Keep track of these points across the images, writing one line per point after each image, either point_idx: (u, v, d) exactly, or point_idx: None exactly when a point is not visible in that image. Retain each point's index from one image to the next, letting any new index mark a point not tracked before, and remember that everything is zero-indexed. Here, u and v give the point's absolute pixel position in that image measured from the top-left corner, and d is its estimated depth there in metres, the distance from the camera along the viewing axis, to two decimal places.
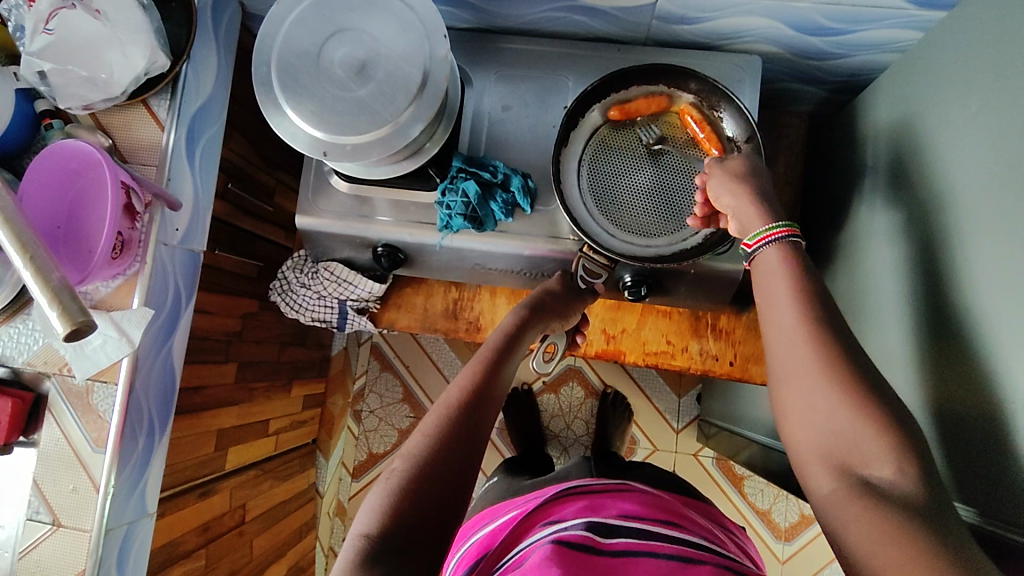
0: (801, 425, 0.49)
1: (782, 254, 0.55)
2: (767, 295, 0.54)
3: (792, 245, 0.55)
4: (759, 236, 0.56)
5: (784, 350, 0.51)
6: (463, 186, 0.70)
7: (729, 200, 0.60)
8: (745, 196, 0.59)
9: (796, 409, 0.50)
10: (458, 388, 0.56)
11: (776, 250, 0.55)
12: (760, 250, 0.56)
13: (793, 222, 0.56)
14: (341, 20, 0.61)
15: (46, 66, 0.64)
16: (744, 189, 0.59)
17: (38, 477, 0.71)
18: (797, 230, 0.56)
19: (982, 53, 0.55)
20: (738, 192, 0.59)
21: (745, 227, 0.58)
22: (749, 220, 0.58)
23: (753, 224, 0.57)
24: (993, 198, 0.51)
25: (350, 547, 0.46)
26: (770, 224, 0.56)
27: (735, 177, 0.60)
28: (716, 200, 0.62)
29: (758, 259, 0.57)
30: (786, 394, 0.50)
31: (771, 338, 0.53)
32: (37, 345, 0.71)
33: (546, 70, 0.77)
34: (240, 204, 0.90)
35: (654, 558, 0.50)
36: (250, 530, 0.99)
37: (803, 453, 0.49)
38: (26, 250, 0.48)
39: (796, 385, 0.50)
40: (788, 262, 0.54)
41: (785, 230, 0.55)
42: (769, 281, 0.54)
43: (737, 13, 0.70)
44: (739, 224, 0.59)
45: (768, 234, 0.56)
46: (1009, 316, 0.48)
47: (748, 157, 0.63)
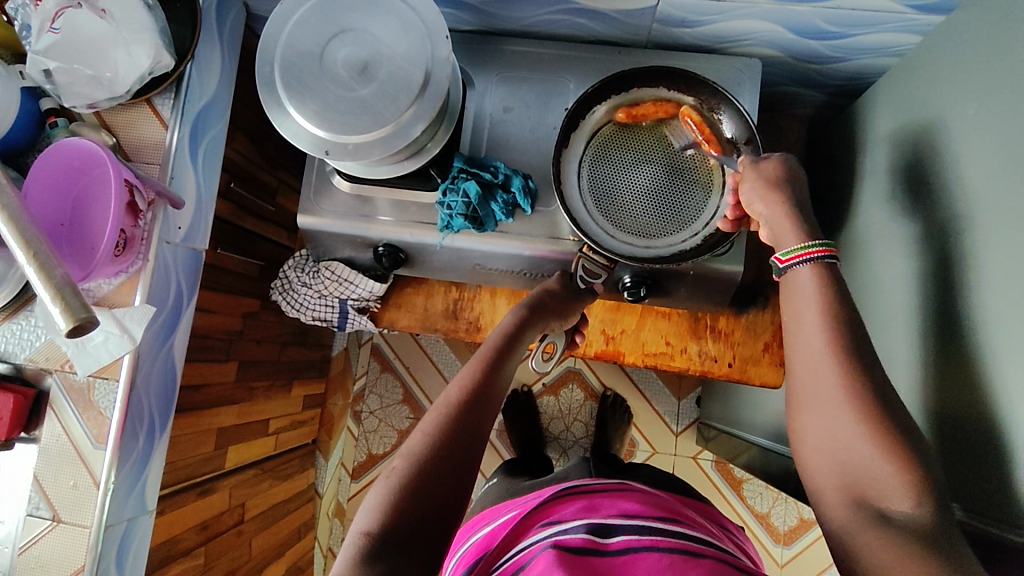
0: (817, 444, 0.50)
1: (817, 276, 0.53)
2: (797, 311, 0.54)
3: (828, 266, 0.54)
4: (792, 254, 0.55)
5: (808, 370, 0.51)
6: (464, 186, 0.70)
7: (762, 208, 0.59)
8: (778, 206, 0.58)
9: (816, 425, 0.50)
10: (458, 387, 0.56)
11: (810, 271, 0.54)
12: (792, 268, 0.55)
13: (830, 241, 0.54)
14: (344, 21, 0.61)
15: (51, 65, 0.65)
16: (778, 199, 0.58)
17: (39, 473, 0.71)
18: (835, 250, 0.54)
19: (980, 57, 0.56)
20: (772, 202, 0.58)
21: (779, 241, 0.57)
22: (783, 234, 0.57)
23: (787, 239, 0.56)
24: (990, 200, 0.51)
25: (351, 545, 0.46)
26: (805, 242, 0.55)
27: (770, 184, 0.59)
28: (750, 207, 0.61)
29: (790, 276, 0.56)
30: (806, 415, 0.51)
31: (795, 357, 0.53)
32: (39, 341, 0.71)
33: (547, 72, 0.78)
34: (242, 204, 0.91)
35: (656, 551, 0.50)
36: (249, 529, 0.99)
37: (820, 473, 0.50)
38: (30, 247, 0.49)
39: (817, 403, 0.50)
40: (822, 283, 0.53)
41: (820, 250, 0.54)
42: (800, 300, 0.54)
43: (737, 17, 0.70)
44: (771, 231, 0.58)
45: (802, 253, 0.54)
46: (1007, 317, 0.48)
47: (784, 160, 0.61)
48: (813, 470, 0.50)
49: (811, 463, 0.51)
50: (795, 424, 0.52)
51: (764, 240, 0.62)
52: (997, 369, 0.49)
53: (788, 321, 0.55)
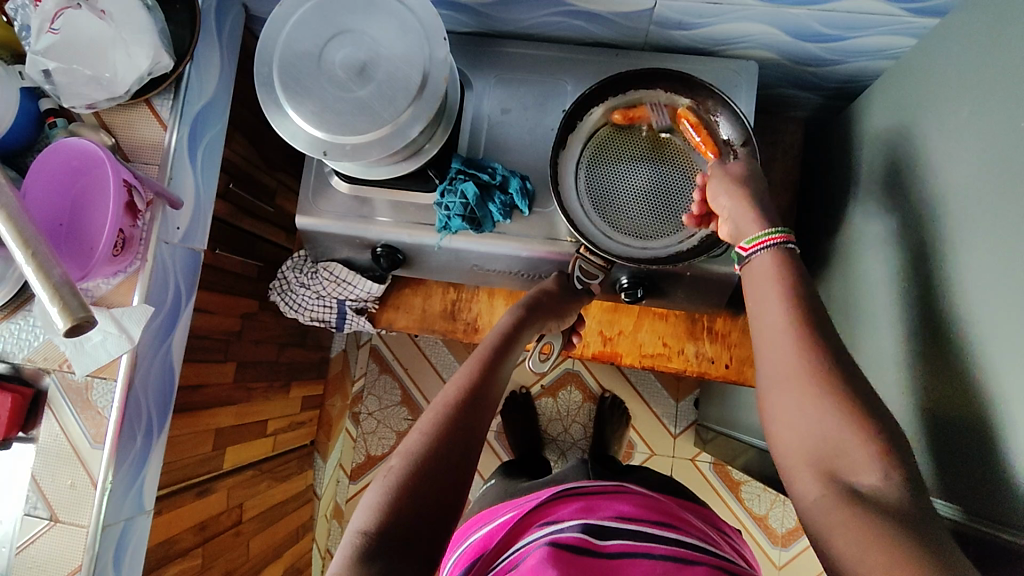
0: (788, 434, 0.49)
1: (776, 261, 0.55)
2: (757, 295, 0.54)
3: (786, 252, 0.55)
4: (755, 241, 0.56)
5: (772, 352, 0.51)
6: (462, 187, 0.71)
7: (726, 201, 0.60)
8: (740, 197, 0.59)
9: (780, 409, 0.50)
10: (455, 387, 0.57)
11: (770, 256, 0.55)
12: (755, 255, 0.56)
13: (788, 229, 0.56)
14: (343, 22, 0.61)
15: (51, 65, 0.65)
16: (741, 192, 0.60)
17: (36, 472, 0.71)
18: (792, 236, 0.56)
19: (974, 59, 0.56)
20: (735, 195, 0.60)
21: (741, 231, 0.59)
22: (744, 223, 0.58)
23: (748, 228, 0.58)
24: (983, 201, 0.52)
25: (349, 543, 0.46)
26: (765, 230, 0.57)
27: (735, 180, 0.61)
28: (714, 201, 0.62)
29: (751, 264, 0.57)
30: (773, 396, 0.51)
31: (759, 342, 0.53)
32: (37, 341, 0.71)
33: (545, 74, 0.78)
34: (241, 205, 0.91)
35: (649, 559, 0.51)
36: (247, 530, 0.99)
37: (791, 454, 0.49)
38: (28, 246, 0.49)
39: (783, 386, 0.50)
40: (780, 267, 0.54)
41: (780, 236, 0.56)
42: (759, 285, 0.55)
43: (733, 20, 0.70)
44: (734, 225, 0.60)
45: (763, 239, 0.56)
46: (998, 317, 0.48)
47: (749, 162, 0.63)
48: (783, 453, 0.49)
49: (783, 451, 0.49)
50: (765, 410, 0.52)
51: (724, 237, 0.63)
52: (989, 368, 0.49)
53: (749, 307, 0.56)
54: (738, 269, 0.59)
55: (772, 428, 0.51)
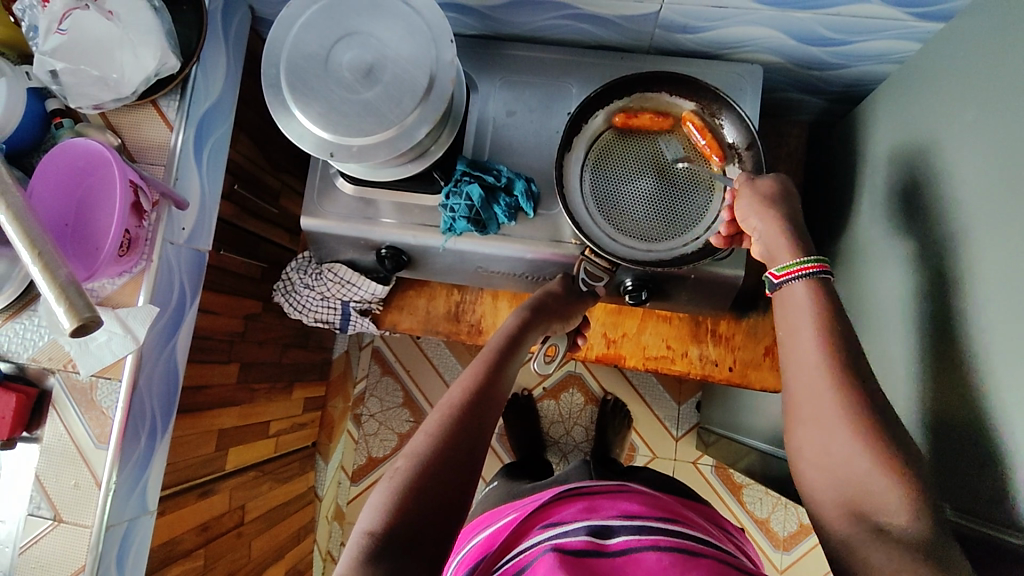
0: (812, 440, 0.50)
1: (811, 290, 0.54)
2: (790, 309, 0.55)
3: (822, 281, 0.55)
4: (787, 269, 0.56)
5: (801, 383, 0.52)
6: (467, 190, 0.71)
7: (757, 224, 0.60)
8: (772, 224, 0.59)
9: (806, 420, 0.51)
10: (460, 388, 0.57)
11: (804, 286, 0.55)
12: (787, 283, 0.56)
13: (822, 257, 0.56)
14: (350, 24, 0.62)
15: (58, 66, 0.65)
16: (773, 217, 0.59)
17: (40, 472, 0.71)
18: (827, 265, 0.56)
19: (980, 64, 0.56)
20: (767, 220, 0.59)
21: (775, 258, 0.58)
22: (778, 251, 0.58)
23: (782, 255, 0.57)
24: (988, 206, 0.52)
25: (355, 544, 0.46)
26: (799, 258, 0.56)
27: (764, 203, 0.60)
28: (744, 221, 0.62)
29: (784, 291, 0.56)
30: (797, 422, 0.51)
31: (790, 372, 0.54)
32: (42, 341, 0.71)
33: (551, 77, 0.78)
34: (246, 206, 0.91)
35: (655, 551, 0.51)
36: (249, 531, 0.99)
37: (811, 481, 0.49)
38: (35, 247, 0.49)
39: (811, 418, 0.50)
40: (817, 298, 0.54)
41: (815, 265, 0.55)
42: (795, 314, 0.54)
43: (738, 24, 0.71)
44: (765, 247, 0.59)
45: (798, 268, 0.55)
46: (1003, 320, 0.49)
47: (779, 178, 0.62)
48: (806, 483, 0.50)
49: (809, 457, 0.50)
50: (789, 434, 0.52)
51: (755, 257, 0.62)
52: (995, 371, 0.49)
53: (779, 320, 0.57)
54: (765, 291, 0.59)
55: (795, 453, 0.51)
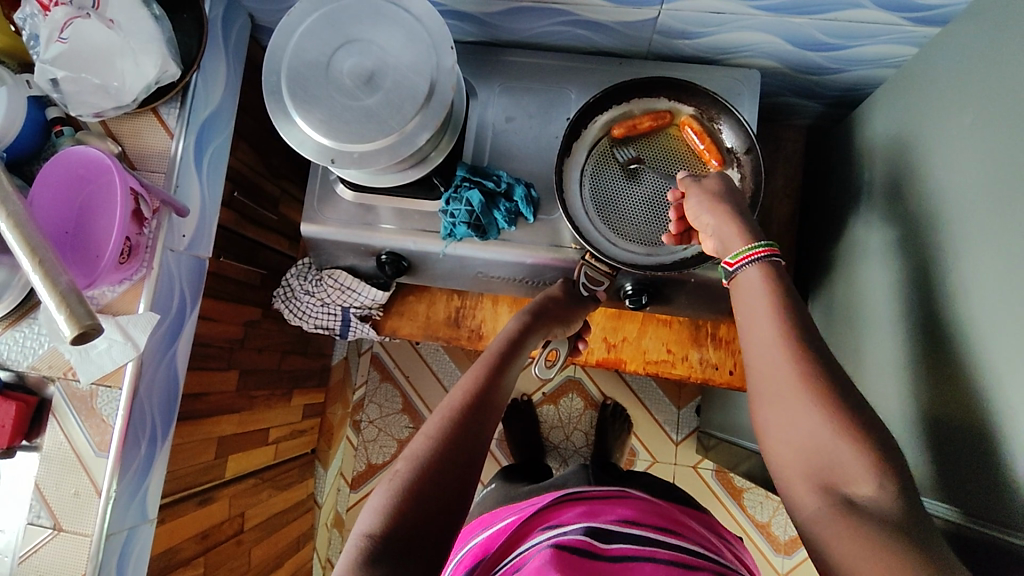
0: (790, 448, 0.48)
1: (763, 274, 0.55)
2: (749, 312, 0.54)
3: (772, 265, 0.55)
4: (741, 255, 0.56)
5: (761, 365, 0.51)
6: (467, 196, 0.71)
7: (707, 219, 0.60)
8: (723, 214, 0.59)
9: (776, 425, 0.49)
10: (460, 393, 0.57)
11: (758, 270, 0.55)
12: (741, 270, 0.56)
13: (773, 242, 0.56)
14: (351, 32, 0.62)
15: (59, 74, 0.65)
16: (722, 208, 0.60)
17: (40, 480, 0.71)
18: (777, 250, 0.56)
19: (976, 68, 0.57)
20: (716, 210, 0.60)
21: (727, 247, 0.58)
22: (729, 239, 0.58)
23: (734, 242, 0.57)
24: (985, 208, 0.52)
25: (352, 547, 0.46)
26: (750, 244, 0.56)
27: (713, 196, 0.61)
28: (696, 219, 0.62)
29: (737, 278, 0.56)
30: (766, 406, 0.51)
31: (750, 357, 0.53)
32: (42, 348, 0.71)
33: (549, 83, 0.78)
34: (246, 212, 0.91)
35: (653, 562, 0.51)
36: (249, 539, 0.99)
37: (789, 469, 0.48)
38: (36, 254, 0.48)
39: (776, 393, 0.49)
40: (769, 281, 0.54)
41: (764, 250, 0.56)
42: (751, 298, 0.54)
43: (736, 29, 0.71)
44: (718, 241, 0.60)
45: (748, 254, 0.56)
46: (999, 322, 0.49)
47: (723, 176, 0.64)
48: (782, 467, 0.49)
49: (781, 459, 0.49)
50: (755, 415, 0.52)
51: (711, 252, 0.63)
52: (988, 374, 0.50)
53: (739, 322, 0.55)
54: (724, 282, 0.59)
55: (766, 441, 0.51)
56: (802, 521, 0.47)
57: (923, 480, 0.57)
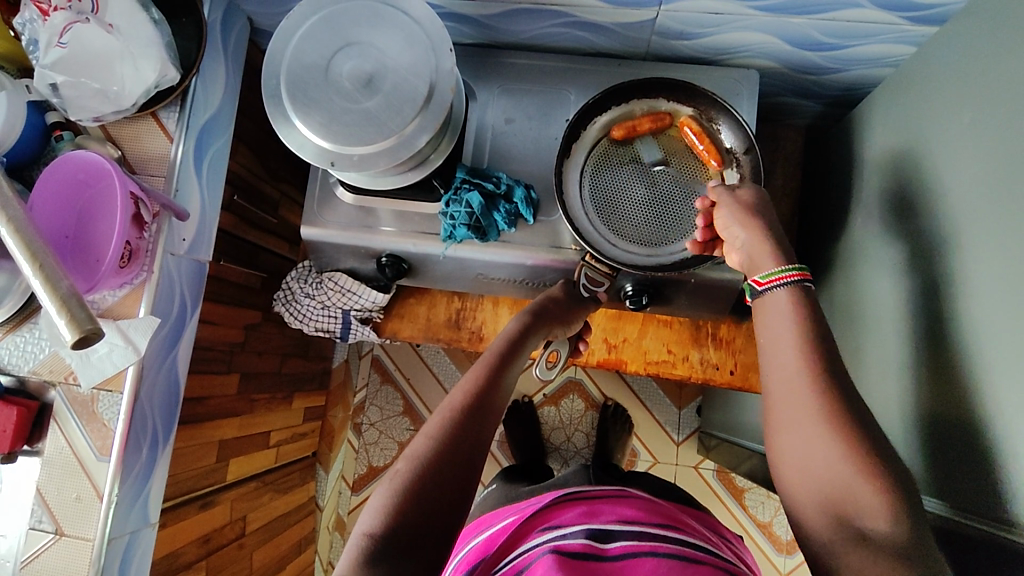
0: (797, 455, 0.49)
1: (793, 299, 0.55)
2: (774, 336, 0.54)
3: (803, 290, 0.55)
4: (771, 276, 0.56)
5: (781, 387, 0.52)
6: (467, 197, 0.72)
7: (738, 231, 0.60)
8: (756, 231, 0.59)
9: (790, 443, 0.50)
10: (460, 393, 0.57)
11: (787, 294, 0.55)
12: (769, 291, 0.56)
13: (804, 266, 0.56)
14: (350, 34, 0.62)
15: (59, 79, 0.65)
16: (754, 224, 0.60)
17: (42, 485, 0.71)
18: (808, 274, 0.56)
19: (973, 67, 0.57)
20: (748, 226, 0.60)
21: (756, 266, 0.59)
22: (761, 257, 0.58)
23: (766, 262, 0.58)
24: (983, 208, 0.52)
25: (352, 546, 0.46)
26: (781, 266, 0.57)
27: (746, 209, 0.61)
28: (725, 230, 0.62)
29: (766, 298, 0.57)
30: (782, 418, 0.51)
31: (769, 378, 0.54)
32: (43, 353, 0.71)
33: (549, 84, 0.79)
34: (245, 216, 0.91)
35: (654, 557, 0.51)
36: (250, 542, 0.99)
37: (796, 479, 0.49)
38: (36, 259, 0.48)
39: (795, 418, 0.50)
40: (798, 307, 0.54)
41: (796, 273, 0.56)
42: (776, 320, 0.55)
43: (734, 30, 0.71)
44: (747, 256, 0.60)
45: (779, 276, 0.56)
46: (996, 320, 0.49)
47: (756, 188, 0.63)
48: (787, 479, 0.50)
49: (788, 470, 0.50)
50: (770, 433, 0.52)
51: (736, 265, 0.63)
52: (985, 372, 0.50)
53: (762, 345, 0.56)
54: (749, 300, 0.60)
55: (775, 458, 0.52)
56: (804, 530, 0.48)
57: (922, 479, 0.57)
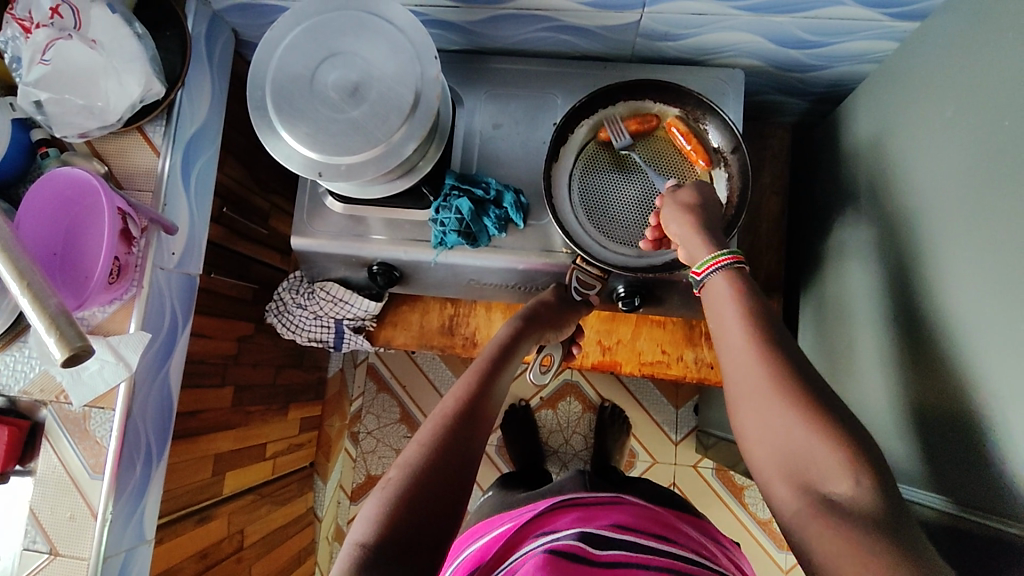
0: (770, 441, 0.48)
1: (729, 282, 0.56)
2: (720, 321, 0.55)
3: (737, 272, 0.56)
4: (705, 264, 0.58)
5: (740, 373, 0.51)
6: (457, 204, 0.71)
7: (676, 228, 0.62)
8: (689, 223, 0.61)
9: (757, 426, 0.49)
10: (452, 400, 0.56)
11: (722, 277, 0.56)
12: (709, 278, 0.57)
13: (737, 248, 0.58)
14: (335, 44, 0.62)
15: (43, 96, 0.65)
16: (690, 217, 0.61)
17: (34, 505, 0.70)
18: (741, 256, 0.57)
19: (955, 61, 0.57)
20: (684, 220, 0.62)
21: (694, 257, 0.60)
22: (694, 249, 0.60)
23: (699, 252, 0.59)
24: (969, 201, 0.52)
25: (346, 555, 0.46)
26: (714, 252, 0.58)
27: (685, 206, 0.63)
28: (668, 228, 0.64)
29: (707, 286, 0.58)
30: (745, 406, 0.50)
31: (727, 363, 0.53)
32: (33, 372, 0.71)
33: (535, 89, 0.79)
34: (235, 228, 0.91)
35: (646, 570, 0.50)
36: (249, 556, 0.98)
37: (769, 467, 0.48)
38: (23, 277, 0.48)
39: (754, 394, 0.49)
40: (734, 287, 0.55)
41: (729, 257, 0.57)
42: (718, 307, 0.55)
43: (719, 30, 0.72)
44: (686, 250, 0.61)
45: (713, 262, 0.57)
46: (983, 312, 0.49)
47: (699, 186, 0.65)
48: (759, 470, 0.49)
49: (762, 456, 0.49)
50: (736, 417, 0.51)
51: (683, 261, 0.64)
52: (973, 366, 0.50)
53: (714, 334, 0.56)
54: (697, 292, 0.60)
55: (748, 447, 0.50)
56: (784, 522, 0.46)
57: (916, 473, 0.57)
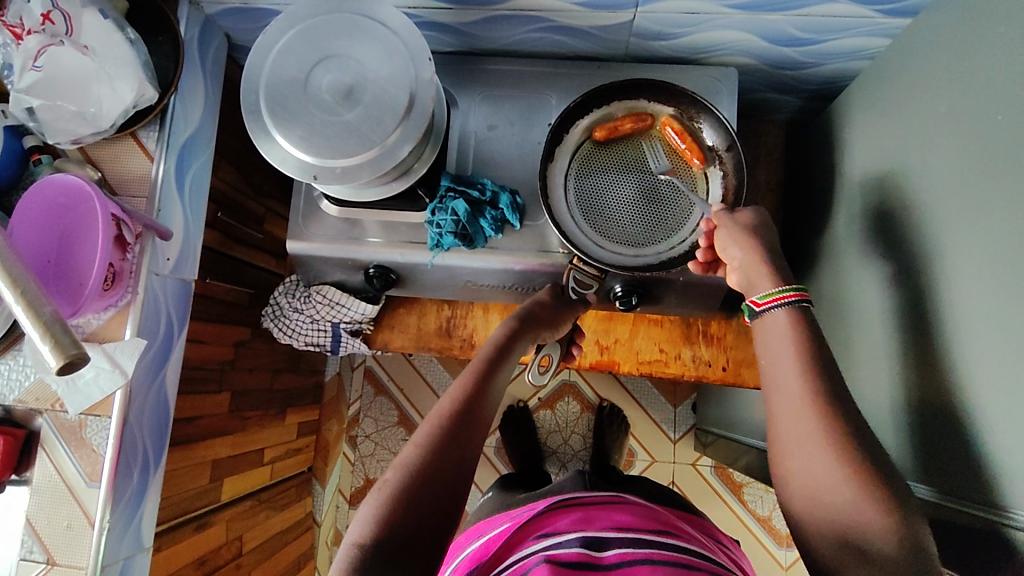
0: (807, 467, 0.49)
1: (792, 319, 0.55)
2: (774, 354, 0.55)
3: (801, 309, 0.56)
4: (770, 297, 0.56)
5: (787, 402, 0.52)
6: (453, 205, 0.71)
7: (738, 253, 0.61)
8: (753, 252, 0.60)
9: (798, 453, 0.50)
10: (449, 400, 0.56)
11: (786, 315, 0.55)
12: (769, 311, 0.56)
13: (804, 286, 0.56)
14: (329, 47, 0.62)
15: (35, 102, 0.64)
16: (752, 246, 0.60)
17: (31, 514, 0.70)
18: (807, 294, 0.56)
19: (947, 57, 0.57)
20: (747, 248, 0.60)
21: (754, 288, 0.59)
22: (758, 280, 0.59)
23: (763, 284, 0.58)
24: (963, 196, 0.53)
25: (343, 556, 0.46)
26: (780, 287, 0.57)
27: (745, 233, 0.61)
28: (724, 250, 0.63)
29: (765, 318, 0.57)
30: (788, 432, 0.51)
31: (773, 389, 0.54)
32: (28, 380, 0.70)
33: (530, 90, 0.79)
34: (230, 232, 0.91)
35: (649, 564, 0.51)
36: (248, 562, 0.97)
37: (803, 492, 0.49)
38: (16, 286, 0.47)
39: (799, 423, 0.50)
40: (797, 323, 0.55)
41: (796, 293, 0.56)
42: (777, 341, 0.55)
43: (711, 29, 0.72)
44: (744, 278, 0.60)
45: (779, 297, 0.56)
46: (977, 307, 0.50)
47: (757, 212, 0.64)
48: (792, 492, 0.50)
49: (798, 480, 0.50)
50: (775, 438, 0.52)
51: (735, 287, 0.63)
52: (969, 360, 0.50)
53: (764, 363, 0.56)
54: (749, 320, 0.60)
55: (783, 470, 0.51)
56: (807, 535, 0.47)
57: (913, 468, 0.57)
